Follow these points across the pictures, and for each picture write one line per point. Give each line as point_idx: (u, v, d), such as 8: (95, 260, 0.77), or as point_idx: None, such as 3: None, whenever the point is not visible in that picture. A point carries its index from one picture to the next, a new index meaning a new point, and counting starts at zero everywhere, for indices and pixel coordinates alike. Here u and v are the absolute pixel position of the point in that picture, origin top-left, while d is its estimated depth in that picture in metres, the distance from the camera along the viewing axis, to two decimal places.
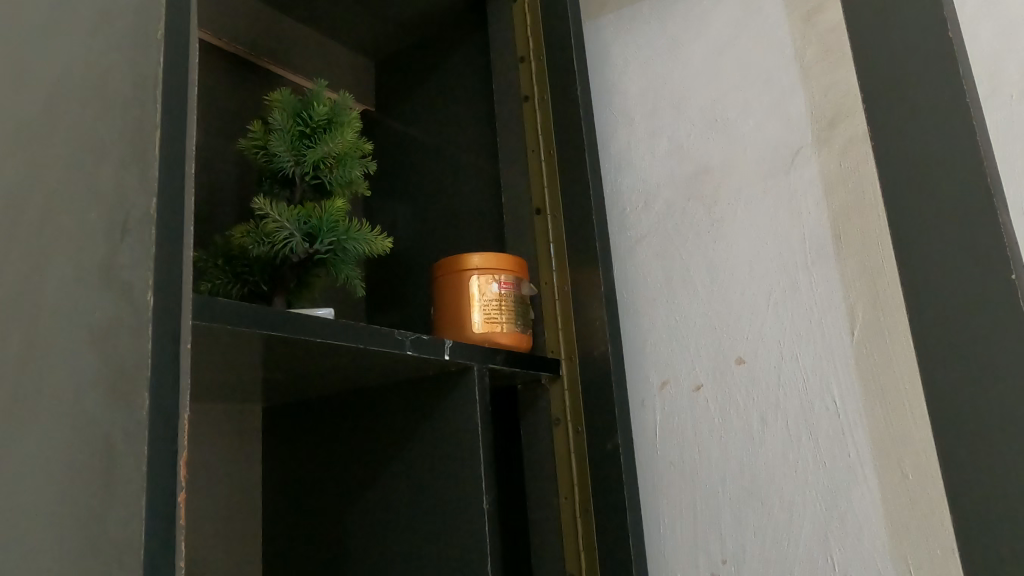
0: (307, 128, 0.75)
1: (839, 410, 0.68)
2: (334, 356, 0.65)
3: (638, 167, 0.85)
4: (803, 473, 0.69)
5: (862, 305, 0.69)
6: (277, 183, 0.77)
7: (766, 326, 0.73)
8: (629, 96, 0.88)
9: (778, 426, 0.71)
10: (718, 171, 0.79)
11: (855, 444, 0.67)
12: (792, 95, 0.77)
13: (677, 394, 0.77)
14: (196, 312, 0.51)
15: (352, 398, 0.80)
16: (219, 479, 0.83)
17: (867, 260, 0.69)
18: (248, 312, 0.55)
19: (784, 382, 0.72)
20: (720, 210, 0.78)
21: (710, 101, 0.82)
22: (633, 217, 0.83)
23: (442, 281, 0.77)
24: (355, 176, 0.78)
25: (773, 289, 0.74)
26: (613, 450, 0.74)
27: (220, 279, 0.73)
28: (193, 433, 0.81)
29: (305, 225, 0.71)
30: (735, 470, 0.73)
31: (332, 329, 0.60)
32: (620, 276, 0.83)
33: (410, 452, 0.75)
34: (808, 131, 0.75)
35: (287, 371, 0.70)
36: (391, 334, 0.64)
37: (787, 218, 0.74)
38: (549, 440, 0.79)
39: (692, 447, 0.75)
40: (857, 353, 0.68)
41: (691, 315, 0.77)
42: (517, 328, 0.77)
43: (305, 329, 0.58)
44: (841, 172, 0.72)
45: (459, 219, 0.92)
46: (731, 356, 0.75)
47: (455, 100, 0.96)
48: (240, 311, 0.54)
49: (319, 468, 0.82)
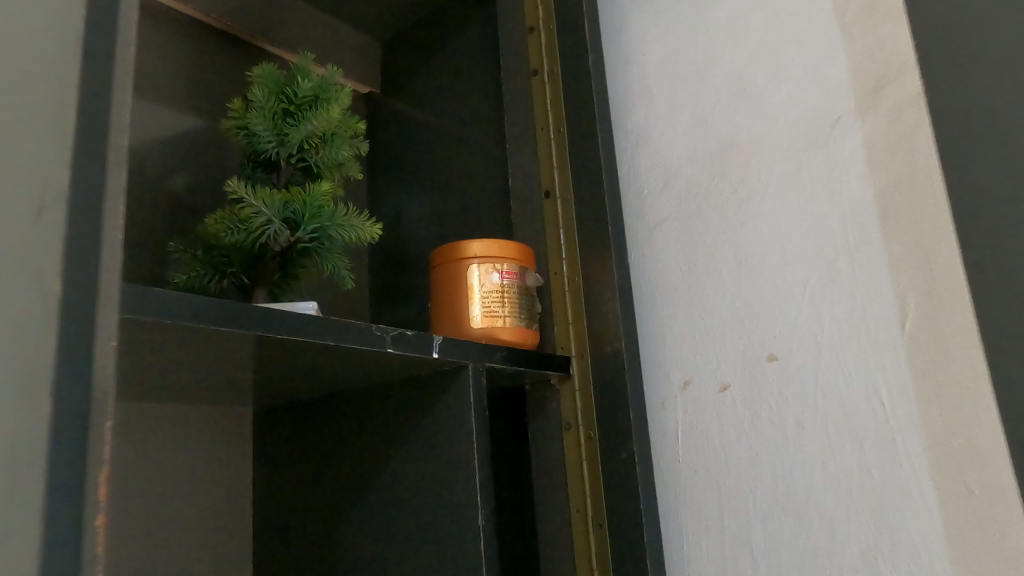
0: (291, 106, 0.69)
1: (889, 414, 0.59)
2: (310, 355, 0.58)
3: (657, 143, 0.76)
4: (847, 486, 0.61)
5: (915, 292, 0.59)
6: (261, 167, 0.72)
7: (802, 318, 0.65)
8: (648, 66, 0.79)
9: (817, 432, 0.63)
10: (747, 145, 0.71)
11: (908, 453, 0.58)
12: (831, 57, 0.68)
13: (702, 395, 0.69)
14: (125, 303, 0.44)
15: (346, 397, 0.74)
16: (209, 484, 0.77)
17: (921, 241, 0.60)
18: (201, 304, 0.47)
19: (823, 382, 0.63)
20: (748, 189, 0.70)
21: (737, 67, 0.73)
22: (651, 199, 0.75)
23: (439, 271, 0.70)
24: (345, 157, 0.72)
25: (810, 276, 0.65)
26: (628, 459, 0.66)
27: (197, 271, 0.67)
28: (178, 438, 0.75)
29: (285, 210, 0.65)
30: (768, 482, 0.64)
31: (303, 323, 0.53)
32: (637, 264, 0.75)
33: (405, 458, 0.69)
34: (848, 96, 0.66)
35: (267, 372, 0.64)
36: (372, 328, 0.57)
37: (826, 195, 0.65)
38: (560, 446, 0.72)
39: (719, 455, 0.67)
40: (909, 348, 0.59)
41: (717, 306, 0.69)
42: (521, 323, 0.69)
43: (270, 324, 0.51)
44: (888, 142, 0.63)
45: (465, 205, 0.85)
46: (762, 352, 0.66)
47: (461, 77, 0.90)
48: (186, 302, 0.47)
49: (314, 473, 0.77)
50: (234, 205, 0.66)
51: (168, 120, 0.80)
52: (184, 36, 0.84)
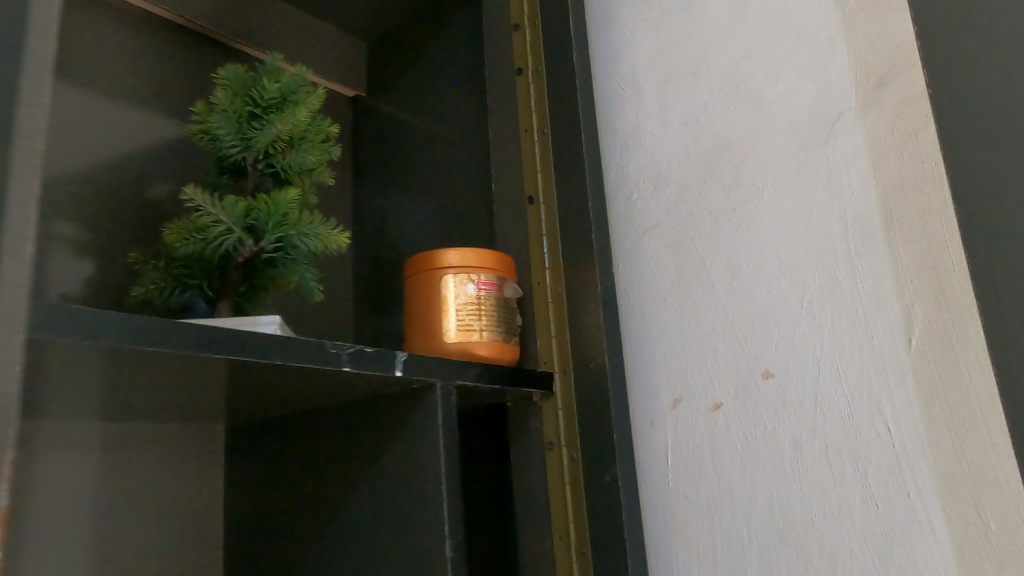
0: (257, 108, 0.65)
1: (894, 437, 0.54)
2: (264, 375, 0.54)
3: (646, 145, 0.72)
4: (849, 515, 0.56)
5: (922, 305, 0.54)
6: (228, 173, 0.69)
7: (799, 332, 0.60)
8: (638, 63, 0.74)
9: (816, 456, 0.58)
10: (741, 146, 0.66)
11: (916, 481, 0.53)
12: (831, 50, 0.63)
13: (692, 415, 0.64)
14: (32, 322, 0.40)
15: (317, 416, 0.70)
16: (178, 506, 0.74)
17: (929, 248, 0.55)
18: (127, 323, 0.44)
19: (822, 401, 0.58)
20: (742, 193, 0.65)
21: (732, 62, 0.68)
22: (640, 204, 0.71)
23: (412, 282, 0.66)
24: (314, 162, 0.68)
25: (808, 286, 0.60)
26: (612, 483, 0.61)
27: (157, 283, 0.64)
28: (144, 459, 0.72)
29: (247, 218, 0.61)
30: (763, 510, 0.59)
31: (246, 342, 0.49)
32: (625, 274, 0.70)
33: (375, 481, 0.64)
34: (850, 92, 0.61)
35: (224, 390, 0.60)
36: (326, 346, 0.52)
37: (825, 199, 0.60)
38: (541, 468, 0.67)
39: (711, 479, 0.62)
40: (916, 366, 0.54)
41: (709, 318, 0.64)
42: (499, 337, 0.65)
43: (208, 342, 0.47)
44: (892, 141, 0.58)
45: (449, 212, 0.81)
46: (757, 368, 0.61)
47: (446, 79, 0.86)
48: (108, 320, 0.43)
49: (285, 495, 0.73)
50: (193, 213, 0.62)
51: (147, 119, 0.76)
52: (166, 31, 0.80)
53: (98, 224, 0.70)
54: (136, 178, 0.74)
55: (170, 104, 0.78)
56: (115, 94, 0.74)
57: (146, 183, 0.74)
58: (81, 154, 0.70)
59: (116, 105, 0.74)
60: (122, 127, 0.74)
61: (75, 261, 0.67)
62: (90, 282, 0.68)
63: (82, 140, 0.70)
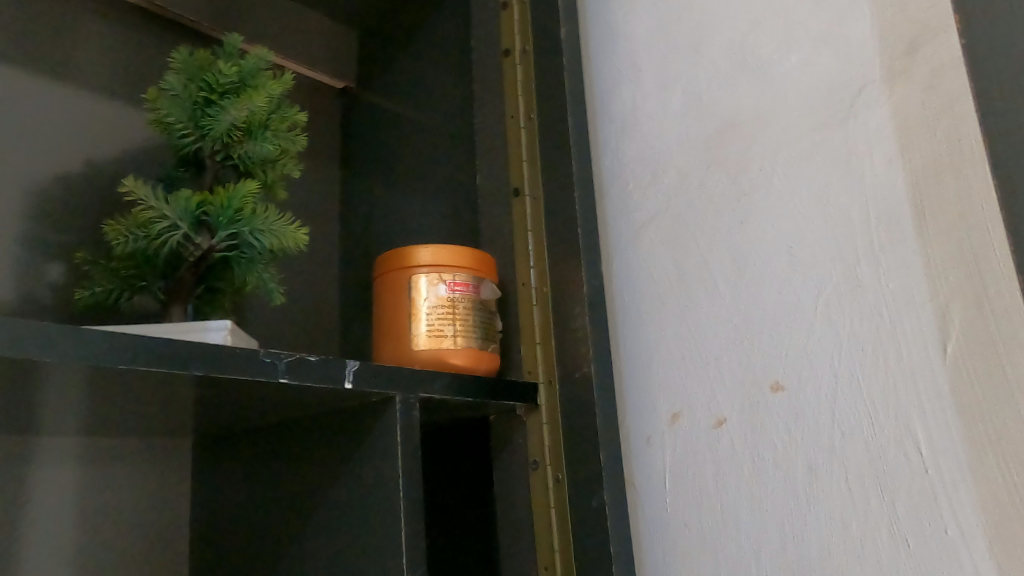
0: (212, 93, 0.60)
1: (927, 462, 0.46)
2: (195, 389, 0.48)
3: (644, 130, 0.65)
4: (874, 553, 0.47)
5: (961, 306, 0.46)
6: (186, 167, 0.63)
7: (814, 337, 0.52)
8: (634, 40, 0.67)
9: (835, 481, 0.50)
10: (747, 127, 0.58)
11: (955, 515, 0.45)
12: (852, 14, 0.55)
13: (693, 432, 0.56)
14: None
15: (279, 430, 0.62)
16: (136, 532, 0.65)
17: (969, 239, 0.46)
18: (10, 330, 0.38)
19: (841, 419, 0.50)
20: (750, 179, 0.57)
21: (738, 33, 0.61)
22: (637, 194, 0.63)
23: (381, 283, 0.60)
24: (276, 152, 0.62)
25: (824, 284, 0.52)
26: (599, 510, 0.54)
27: (104, 286, 0.59)
28: (97, 481, 0.63)
29: (195, 212, 0.55)
30: (774, 542, 0.51)
31: (162, 351, 0.42)
32: (619, 273, 0.63)
33: (333, 505, 0.57)
34: (873, 60, 0.53)
35: (167, 407, 0.54)
36: (258, 354, 0.46)
37: (845, 184, 0.52)
38: (525, 490, 0.60)
39: (714, 507, 0.54)
40: (952, 377, 0.46)
41: (712, 322, 0.57)
42: (475, 343, 0.58)
43: (115, 351, 0.41)
44: (922, 117, 0.50)
45: (435, 208, 0.75)
46: (765, 379, 0.53)
47: (432, 65, 0.79)
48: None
49: (239, 528, 0.65)
50: (137, 209, 0.57)
51: (105, 110, 0.70)
52: (129, 17, 0.74)
53: (53, 223, 0.64)
54: (90, 173, 0.68)
55: (135, 96, 0.73)
56: (69, 82, 0.68)
57: (102, 179, 0.68)
58: (28, 146, 0.64)
59: (79, 95, 0.69)
60: (84, 119, 0.69)
61: (24, 263, 0.62)
62: (36, 286, 0.62)
63: (40, 134, 0.65)
